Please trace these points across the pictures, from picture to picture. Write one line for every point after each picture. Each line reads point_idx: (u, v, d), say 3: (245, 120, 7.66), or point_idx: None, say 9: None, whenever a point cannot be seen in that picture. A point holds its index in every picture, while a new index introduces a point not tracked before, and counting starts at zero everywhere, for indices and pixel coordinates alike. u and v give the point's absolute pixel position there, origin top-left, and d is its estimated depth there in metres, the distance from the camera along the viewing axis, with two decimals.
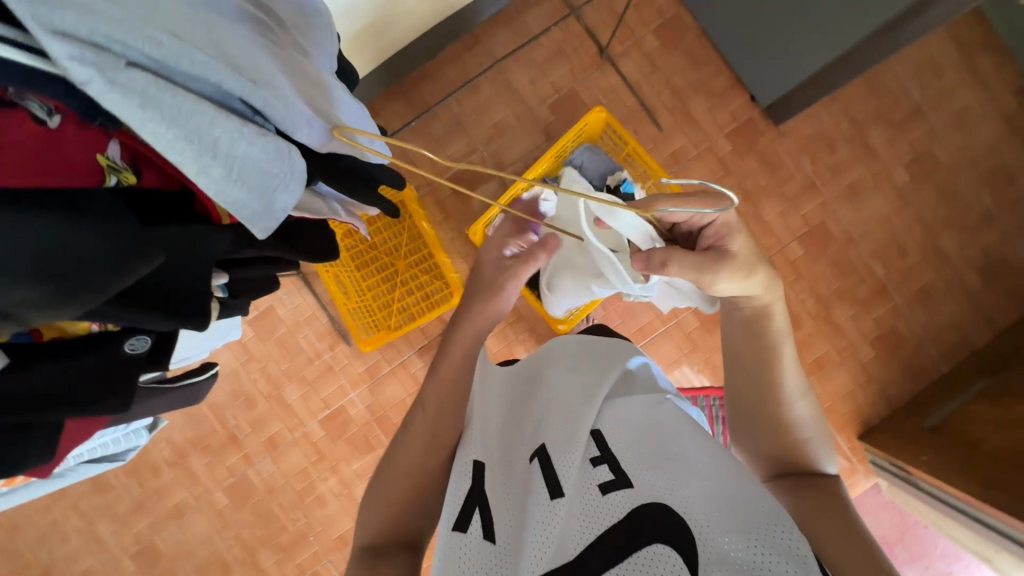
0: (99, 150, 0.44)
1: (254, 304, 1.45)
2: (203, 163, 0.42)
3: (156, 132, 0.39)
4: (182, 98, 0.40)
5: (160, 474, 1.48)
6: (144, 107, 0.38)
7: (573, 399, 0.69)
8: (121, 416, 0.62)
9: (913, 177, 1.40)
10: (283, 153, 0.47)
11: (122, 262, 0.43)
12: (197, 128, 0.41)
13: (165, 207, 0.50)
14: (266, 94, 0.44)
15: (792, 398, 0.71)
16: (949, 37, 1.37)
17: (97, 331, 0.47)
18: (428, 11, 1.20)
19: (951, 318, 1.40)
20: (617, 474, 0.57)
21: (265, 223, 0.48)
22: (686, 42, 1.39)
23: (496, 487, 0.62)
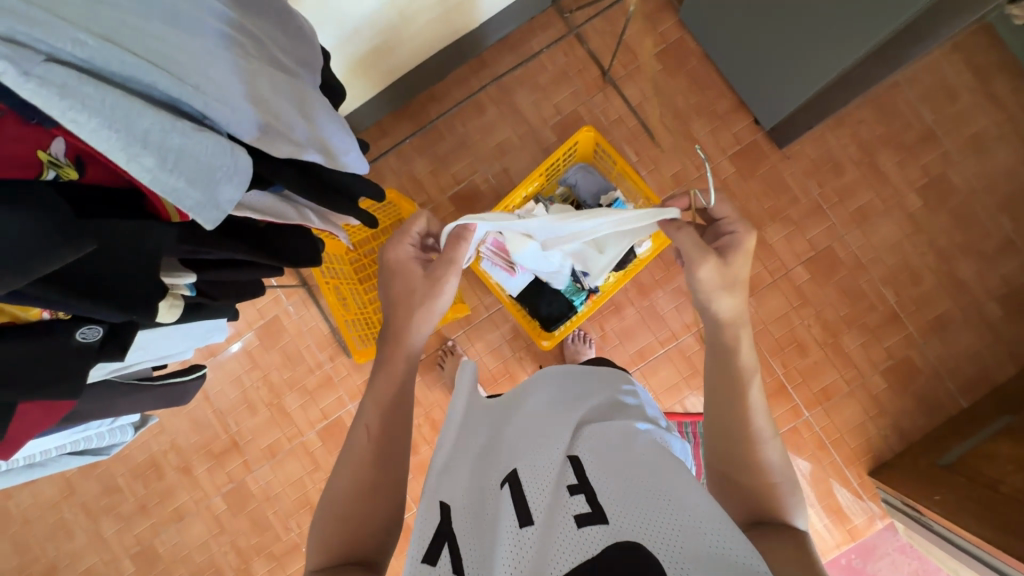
0: (40, 146, 0.42)
1: (261, 313, 1.50)
2: (132, 153, 0.42)
3: (78, 122, 0.39)
4: (105, 92, 0.39)
5: (163, 476, 1.52)
6: (64, 98, 0.37)
7: (553, 426, 0.65)
8: (98, 409, 0.65)
9: (926, 202, 1.35)
10: (228, 149, 0.48)
11: (49, 249, 0.41)
12: (123, 119, 0.40)
13: (111, 203, 0.47)
14: (206, 96, 0.46)
15: (762, 439, 0.66)
16: (963, 61, 1.34)
17: (48, 319, 0.47)
18: (433, 36, 1.26)
19: (969, 350, 1.34)
20: (595, 506, 0.52)
21: (210, 213, 0.48)
22: (689, 65, 1.41)
23: (465, 516, 0.57)
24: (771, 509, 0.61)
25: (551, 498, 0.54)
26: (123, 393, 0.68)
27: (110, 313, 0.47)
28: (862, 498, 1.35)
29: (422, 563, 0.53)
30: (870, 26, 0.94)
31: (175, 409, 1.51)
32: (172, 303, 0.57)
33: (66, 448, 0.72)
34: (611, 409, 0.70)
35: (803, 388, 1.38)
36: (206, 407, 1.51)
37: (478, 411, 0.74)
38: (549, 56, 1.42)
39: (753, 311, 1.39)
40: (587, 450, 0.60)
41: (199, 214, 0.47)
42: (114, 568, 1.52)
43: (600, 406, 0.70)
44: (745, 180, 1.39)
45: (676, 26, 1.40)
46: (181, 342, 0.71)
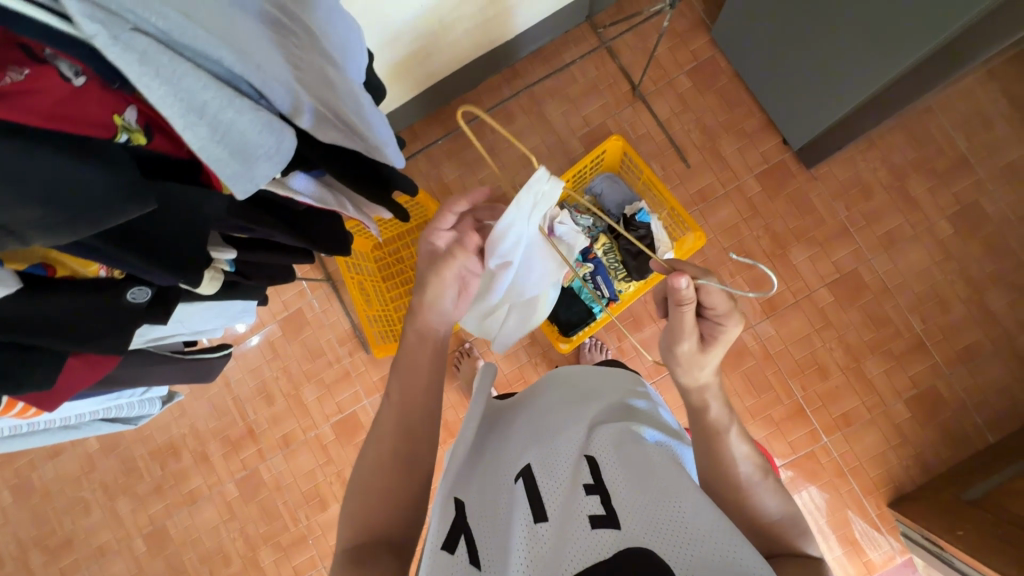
0: (117, 111, 0.45)
1: (285, 305, 1.53)
2: (189, 122, 0.44)
3: (148, 87, 0.42)
4: (178, 63, 0.43)
5: (180, 458, 1.55)
6: (141, 64, 0.41)
7: (569, 428, 0.65)
8: (133, 375, 0.68)
9: (957, 229, 1.33)
10: (277, 128, 0.50)
11: (118, 204, 0.44)
12: (188, 90, 0.43)
13: (168, 171, 0.50)
14: (265, 76, 0.49)
15: (752, 484, 0.65)
16: (999, 89, 1.33)
17: (105, 277, 0.50)
18: (470, 44, 1.30)
19: (998, 382, 1.30)
20: (609, 508, 0.52)
21: (244, 185, 0.49)
22: (720, 83, 1.42)
23: (478, 510, 0.58)
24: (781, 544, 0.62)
25: (567, 496, 0.54)
26: (157, 363, 0.71)
27: (163, 275, 0.50)
28: (880, 530, 1.31)
29: (440, 552, 0.55)
30: (903, 49, 0.94)
31: (197, 393, 1.55)
32: (213, 276, 0.60)
33: (98, 414, 0.75)
34: (620, 409, 0.70)
35: (823, 412, 1.35)
36: (227, 394, 1.55)
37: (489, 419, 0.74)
38: (580, 69, 1.45)
39: (773, 332, 1.37)
40: (603, 448, 0.60)
41: (233, 185, 0.49)
42: (126, 546, 1.56)
43: (610, 406, 0.71)
44: (771, 199, 1.39)
45: (708, 45, 1.42)
46: (216, 319, 0.74)
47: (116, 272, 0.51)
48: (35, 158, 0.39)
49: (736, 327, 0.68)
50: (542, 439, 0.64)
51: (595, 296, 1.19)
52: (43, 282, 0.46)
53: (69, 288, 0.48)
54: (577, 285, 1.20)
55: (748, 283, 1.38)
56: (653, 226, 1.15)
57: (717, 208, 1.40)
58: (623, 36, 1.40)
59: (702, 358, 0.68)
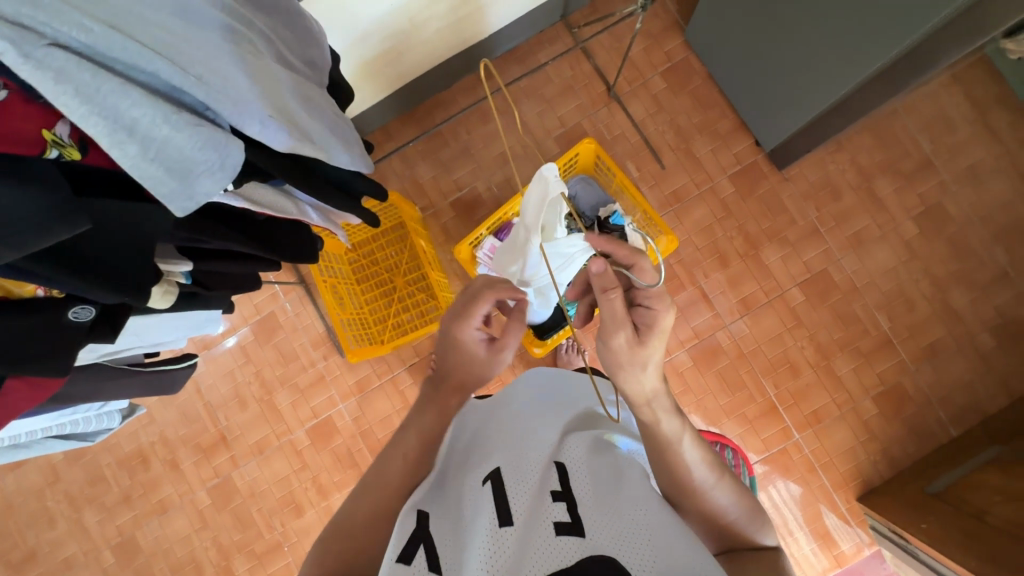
0: (46, 125, 0.43)
1: (256, 309, 1.50)
2: (116, 140, 0.43)
3: (69, 108, 0.40)
4: (103, 79, 0.41)
5: (150, 467, 1.51)
6: (58, 81, 0.39)
7: (536, 435, 0.64)
8: (87, 392, 0.65)
9: (922, 230, 1.37)
10: (220, 144, 0.48)
11: (42, 225, 0.42)
12: (113, 107, 0.42)
13: (111, 188, 0.47)
14: (209, 89, 0.47)
15: (708, 488, 0.61)
16: (962, 93, 1.36)
17: (43, 296, 0.49)
18: (442, 44, 1.28)
19: (961, 378, 1.34)
20: (574, 516, 0.51)
21: (182, 203, 0.48)
22: (693, 84, 1.42)
23: (438, 517, 0.55)
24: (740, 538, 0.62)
25: (533, 501, 0.53)
26: (113, 378, 0.69)
27: (101, 294, 0.48)
28: (849, 524, 1.35)
29: (398, 563, 0.49)
30: (868, 55, 0.96)
31: (166, 400, 1.51)
32: (166, 289, 0.57)
33: (51, 432, 0.72)
34: (584, 421, 0.70)
35: (794, 410, 1.37)
36: (197, 400, 1.51)
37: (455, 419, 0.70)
38: (554, 69, 1.45)
39: (746, 331, 1.39)
40: (570, 458, 0.59)
41: (170, 203, 0.47)
42: (94, 559, 1.51)
43: (574, 418, 0.70)
44: (744, 200, 1.41)
45: (681, 46, 1.43)
46: (175, 330, 0.71)
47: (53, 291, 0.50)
48: None
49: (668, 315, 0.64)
50: (509, 442, 0.62)
51: None
52: None
53: (4, 310, 0.46)
54: None
55: (722, 283, 1.40)
56: (627, 229, 1.15)
57: (691, 209, 1.41)
58: (597, 37, 1.39)
59: (641, 350, 0.62)
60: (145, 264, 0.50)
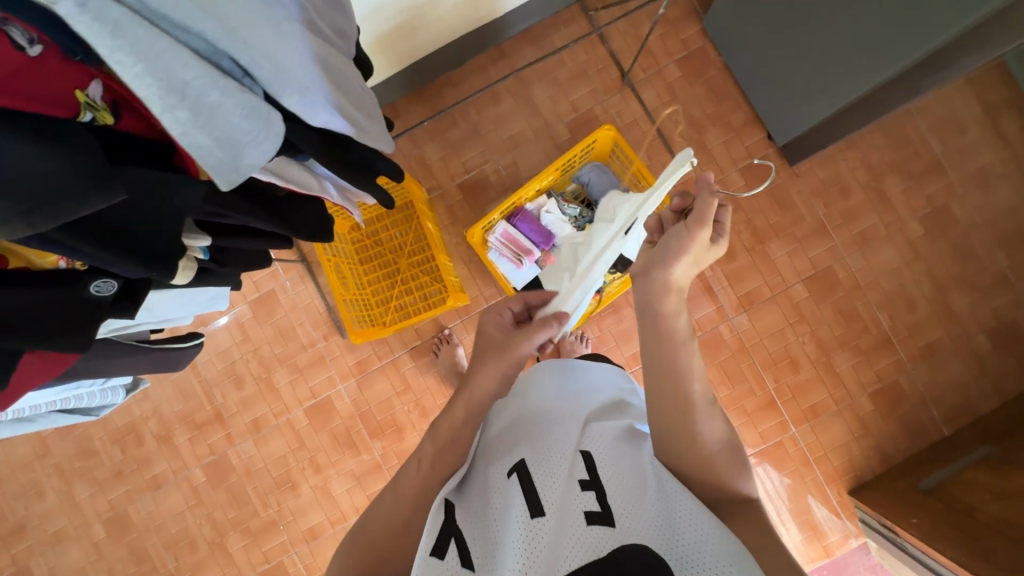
0: (80, 86, 0.42)
1: (256, 286, 1.47)
2: (168, 105, 0.41)
3: (122, 64, 0.38)
4: (155, 36, 0.39)
5: (143, 443, 1.49)
6: (113, 35, 0.37)
7: (559, 420, 0.64)
8: (93, 368, 0.63)
9: (926, 231, 1.38)
10: (264, 113, 0.47)
11: (77, 193, 0.40)
12: (167, 67, 0.40)
13: (143, 152, 0.47)
14: (251, 54, 0.45)
15: (701, 410, 0.59)
16: (974, 95, 1.37)
17: (64, 268, 0.47)
18: (457, 20, 1.24)
19: (955, 378, 1.37)
20: (604, 505, 0.52)
21: (228, 173, 0.46)
22: (708, 75, 1.41)
23: (469, 508, 0.57)
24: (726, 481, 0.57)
25: (563, 490, 0.54)
26: (123, 354, 0.67)
27: (130, 267, 0.46)
28: (840, 517, 1.38)
29: (431, 557, 0.51)
30: (891, 55, 0.94)
31: (161, 376, 1.48)
32: (186, 265, 0.55)
33: (55, 406, 0.70)
34: (613, 408, 0.70)
35: (792, 404, 1.39)
36: (193, 377, 1.48)
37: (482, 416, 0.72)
38: (569, 53, 1.42)
39: (749, 325, 1.40)
40: (598, 446, 0.59)
41: (217, 174, 0.46)
42: (84, 533, 1.50)
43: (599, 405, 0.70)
44: (754, 194, 1.40)
45: (699, 34, 1.40)
46: (185, 306, 0.69)
47: (76, 263, 0.48)
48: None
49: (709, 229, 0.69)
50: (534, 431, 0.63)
51: None
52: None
53: (26, 281, 0.44)
54: None
55: (727, 277, 1.40)
56: None
57: None
58: (614, 22, 1.37)
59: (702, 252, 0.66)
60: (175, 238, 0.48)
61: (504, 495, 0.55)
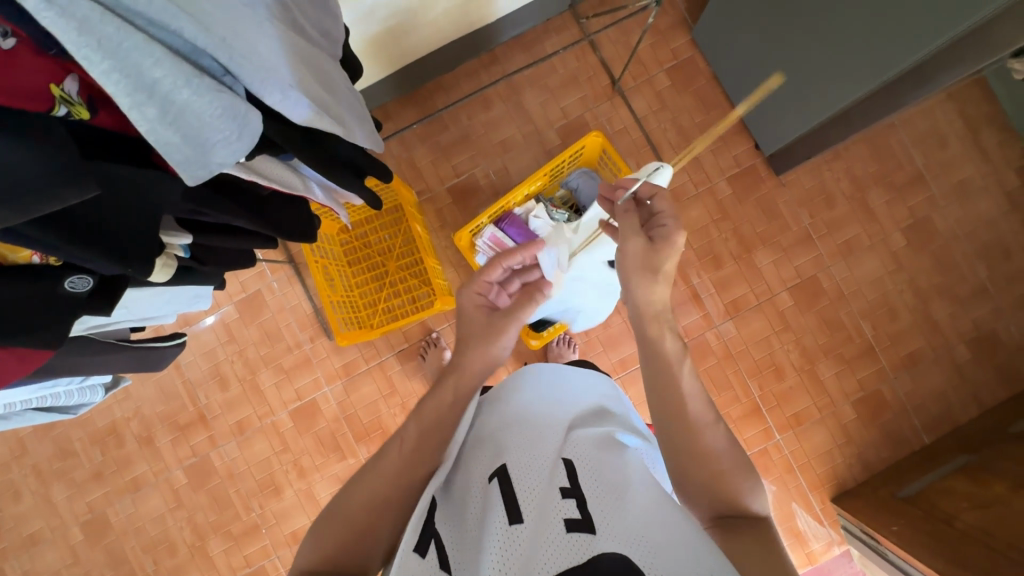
0: (55, 81, 0.42)
1: (242, 287, 1.46)
2: (136, 101, 0.41)
3: (90, 61, 0.38)
4: (128, 34, 0.39)
5: (124, 444, 1.47)
6: (82, 33, 0.37)
7: (545, 424, 0.64)
8: (67, 366, 0.62)
9: (909, 241, 1.40)
10: (240, 112, 0.46)
11: (49, 187, 0.40)
12: (136, 65, 0.40)
13: (119, 149, 0.47)
14: (231, 51, 0.45)
15: (704, 425, 0.62)
16: (956, 110, 1.39)
17: (39, 263, 0.46)
18: (448, 25, 1.25)
19: (936, 388, 1.38)
20: (585, 513, 0.51)
21: (195, 170, 0.46)
22: (697, 84, 1.42)
23: (449, 512, 0.57)
24: (731, 495, 0.60)
25: (542, 498, 0.53)
26: (99, 352, 0.66)
27: (105, 264, 0.45)
28: (822, 524, 1.39)
29: (411, 554, 0.52)
30: (874, 67, 0.96)
31: (143, 376, 1.46)
32: (166, 263, 0.56)
33: (30, 404, 0.69)
34: (601, 415, 0.69)
35: (776, 411, 1.40)
36: (176, 377, 1.47)
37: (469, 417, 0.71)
38: (560, 59, 1.43)
39: (735, 332, 1.41)
40: (579, 454, 0.59)
41: (184, 170, 0.45)
42: (61, 535, 1.47)
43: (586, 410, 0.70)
44: (740, 202, 1.42)
45: (688, 44, 1.42)
46: (165, 305, 0.69)
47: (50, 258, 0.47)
48: None
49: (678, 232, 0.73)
50: (519, 433, 0.62)
51: None
52: None
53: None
54: None
55: (713, 284, 1.41)
56: None
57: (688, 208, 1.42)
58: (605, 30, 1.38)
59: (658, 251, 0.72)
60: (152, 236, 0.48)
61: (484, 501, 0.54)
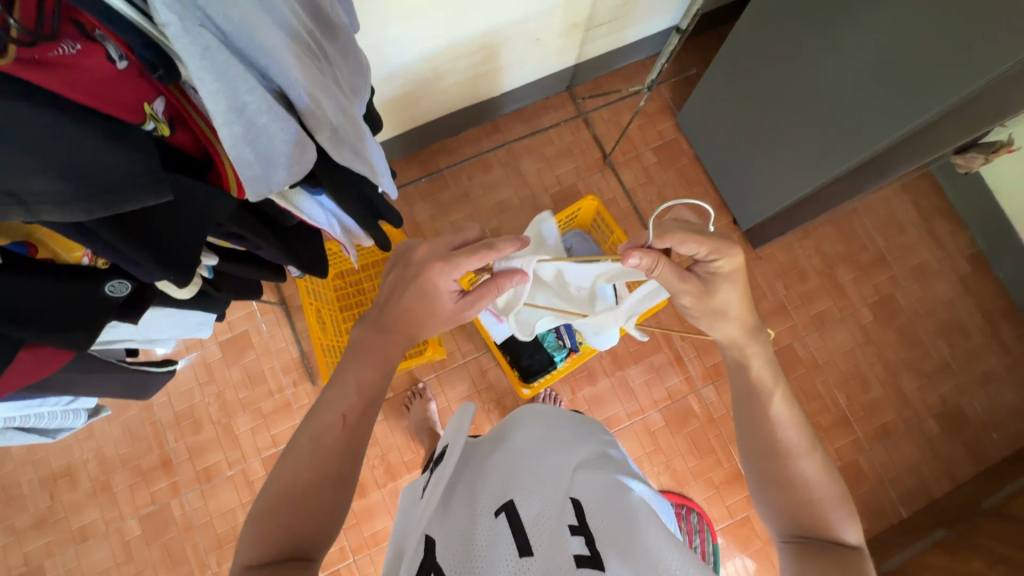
0: (148, 100, 0.44)
1: (230, 326, 1.45)
2: (227, 120, 0.44)
3: (202, 82, 0.41)
4: (234, 64, 0.43)
5: (77, 489, 1.38)
6: (202, 59, 0.40)
7: (549, 463, 0.64)
8: (61, 381, 0.61)
9: (876, 317, 1.49)
10: (302, 141, 0.51)
11: (133, 190, 0.42)
12: (237, 91, 0.43)
13: (184, 165, 0.49)
14: (304, 91, 0.50)
15: (794, 453, 0.66)
16: (910, 201, 1.55)
17: (87, 264, 0.48)
18: (458, 95, 1.36)
19: (910, 461, 1.42)
20: (594, 550, 0.52)
21: (258, 188, 0.50)
22: (680, 163, 1.55)
23: (450, 544, 0.55)
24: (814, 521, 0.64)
25: (552, 534, 0.54)
26: (96, 370, 0.65)
27: (153, 269, 0.48)
28: None
29: None
30: (838, 157, 1.08)
31: (111, 414, 1.40)
32: (194, 281, 0.58)
33: (12, 423, 0.67)
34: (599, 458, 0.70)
35: None
36: (146, 417, 1.41)
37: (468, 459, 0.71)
38: (556, 132, 1.55)
39: (716, 397, 1.44)
40: (587, 491, 0.59)
41: (249, 186, 0.49)
42: None
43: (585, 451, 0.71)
44: None
45: (673, 127, 1.56)
46: (171, 328, 0.69)
47: (100, 260, 0.49)
48: (69, 130, 0.38)
49: (729, 258, 0.68)
50: (526, 470, 0.63)
51: (556, 345, 1.21)
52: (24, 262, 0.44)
53: (49, 273, 0.45)
54: (540, 333, 1.20)
55: (695, 348, 1.46)
56: None
57: None
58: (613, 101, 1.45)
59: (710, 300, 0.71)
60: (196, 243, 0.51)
61: (492, 536, 0.54)
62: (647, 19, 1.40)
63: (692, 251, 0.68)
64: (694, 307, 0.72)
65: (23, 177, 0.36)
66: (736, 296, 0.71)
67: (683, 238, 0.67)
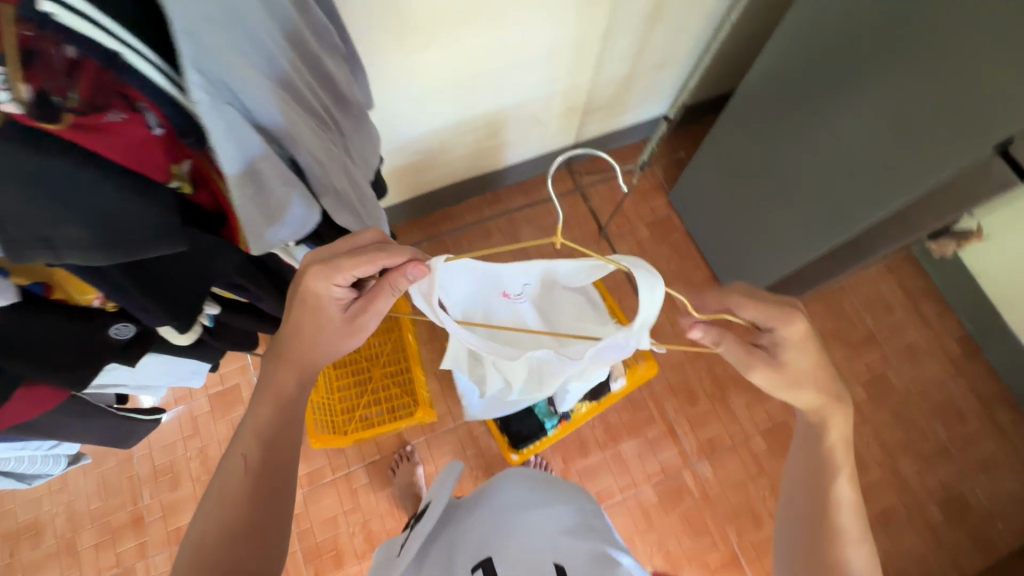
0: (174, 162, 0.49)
1: (221, 379, 1.44)
2: (240, 184, 0.48)
3: (222, 151, 0.46)
4: (252, 137, 0.47)
5: (40, 546, 1.31)
6: (226, 133, 0.45)
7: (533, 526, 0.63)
8: (47, 424, 0.62)
9: (870, 396, 1.49)
10: (307, 204, 0.55)
11: (154, 241, 0.45)
12: (251, 159, 0.48)
13: (195, 218, 0.53)
14: (312, 160, 0.55)
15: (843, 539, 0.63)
16: (897, 283, 1.59)
17: (97, 307, 0.50)
18: (463, 167, 1.45)
19: (914, 551, 1.36)
20: None
21: (260, 243, 0.54)
22: (673, 238, 1.62)
23: None
24: None
25: None
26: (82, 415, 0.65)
27: (158, 314, 0.50)
28: None
29: None
30: (821, 237, 1.13)
31: (88, 466, 1.36)
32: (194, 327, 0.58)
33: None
34: (586, 523, 0.68)
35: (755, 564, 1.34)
36: (124, 471, 1.37)
37: (453, 514, 0.73)
38: (554, 204, 1.64)
39: (710, 473, 1.41)
40: (573, 560, 0.58)
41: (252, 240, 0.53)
42: None
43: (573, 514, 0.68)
44: None
45: (666, 204, 1.64)
46: (162, 375, 0.70)
47: (110, 303, 0.51)
48: (106, 188, 0.41)
49: (793, 324, 0.62)
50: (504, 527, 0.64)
51: (547, 412, 1.18)
52: (37, 301, 0.46)
53: (59, 314, 0.47)
54: None
55: (688, 421, 1.45)
56: None
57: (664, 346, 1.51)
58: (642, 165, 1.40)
59: (779, 365, 0.64)
60: (200, 291, 0.53)
61: None
62: (641, 106, 1.52)
63: (751, 318, 0.63)
64: (770, 382, 0.65)
65: (58, 224, 0.39)
66: (809, 360, 0.64)
67: (744, 299, 0.62)
